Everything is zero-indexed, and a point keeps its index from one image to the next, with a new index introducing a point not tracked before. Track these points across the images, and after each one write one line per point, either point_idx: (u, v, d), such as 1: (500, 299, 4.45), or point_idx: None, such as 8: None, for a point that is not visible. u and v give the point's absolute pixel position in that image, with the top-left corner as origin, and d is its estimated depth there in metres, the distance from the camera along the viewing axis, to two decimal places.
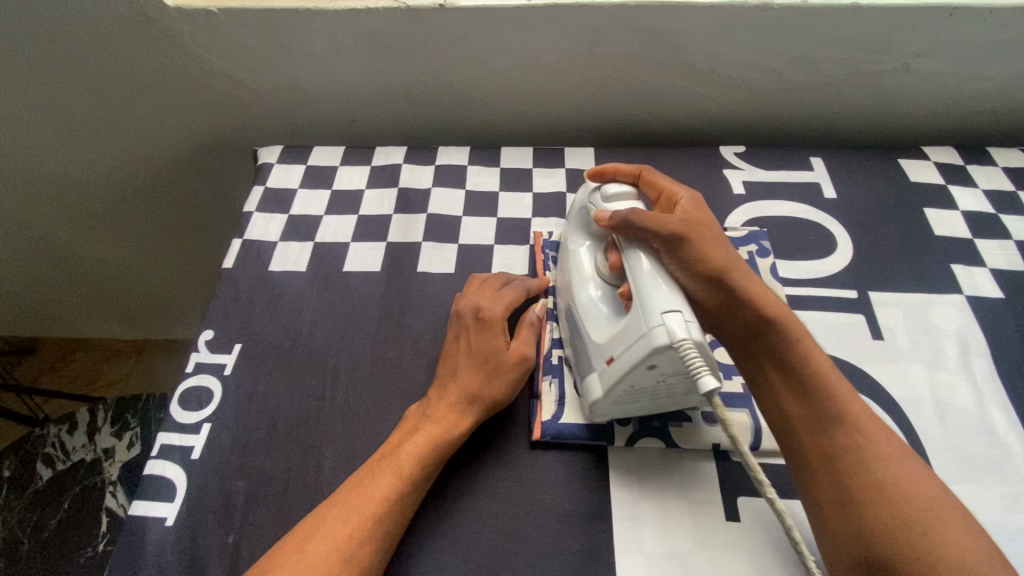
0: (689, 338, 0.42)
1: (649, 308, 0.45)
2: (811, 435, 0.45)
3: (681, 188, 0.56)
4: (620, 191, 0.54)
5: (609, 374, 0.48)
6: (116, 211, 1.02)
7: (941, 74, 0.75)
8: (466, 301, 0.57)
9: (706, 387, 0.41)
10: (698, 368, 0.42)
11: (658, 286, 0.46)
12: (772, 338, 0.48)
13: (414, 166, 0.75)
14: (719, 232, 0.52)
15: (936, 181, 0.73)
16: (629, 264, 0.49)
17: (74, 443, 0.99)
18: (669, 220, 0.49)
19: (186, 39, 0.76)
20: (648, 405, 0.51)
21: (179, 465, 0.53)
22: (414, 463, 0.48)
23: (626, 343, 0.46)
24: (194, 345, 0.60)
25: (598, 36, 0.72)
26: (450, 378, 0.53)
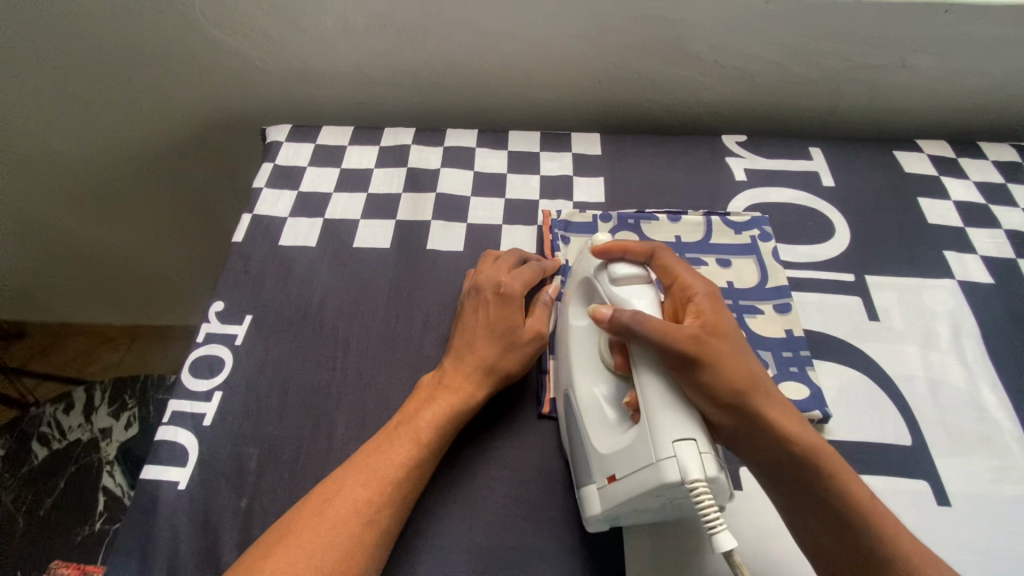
0: (703, 478, 0.39)
1: (659, 436, 0.41)
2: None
3: (693, 280, 0.49)
4: (628, 275, 0.49)
5: (609, 493, 0.44)
6: (117, 191, 1.01)
7: (935, 69, 0.77)
8: (483, 277, 0.57)
9: (721, 546, 0.38)
10: (713, 516, 0.38)
11: (669, 413, 0.41)
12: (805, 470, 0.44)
13: (422, 147, 0.76)
14: (739, 340, 0.47)
15: (930, 173, 0.76)
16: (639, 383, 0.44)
17: (71, 423, 0.99)
18: (679, 334, 0.43)
19: (195, 15, 0.76)
20: (650, 517, 0.47)
21: (191, 432, 0.53)
22: (432, 430, 0.49)
23: (631, 466, 0.42)
24: (205, 316, 0.61)
25: (606, 22, 0.74)
26: (467, 350, 0.54)
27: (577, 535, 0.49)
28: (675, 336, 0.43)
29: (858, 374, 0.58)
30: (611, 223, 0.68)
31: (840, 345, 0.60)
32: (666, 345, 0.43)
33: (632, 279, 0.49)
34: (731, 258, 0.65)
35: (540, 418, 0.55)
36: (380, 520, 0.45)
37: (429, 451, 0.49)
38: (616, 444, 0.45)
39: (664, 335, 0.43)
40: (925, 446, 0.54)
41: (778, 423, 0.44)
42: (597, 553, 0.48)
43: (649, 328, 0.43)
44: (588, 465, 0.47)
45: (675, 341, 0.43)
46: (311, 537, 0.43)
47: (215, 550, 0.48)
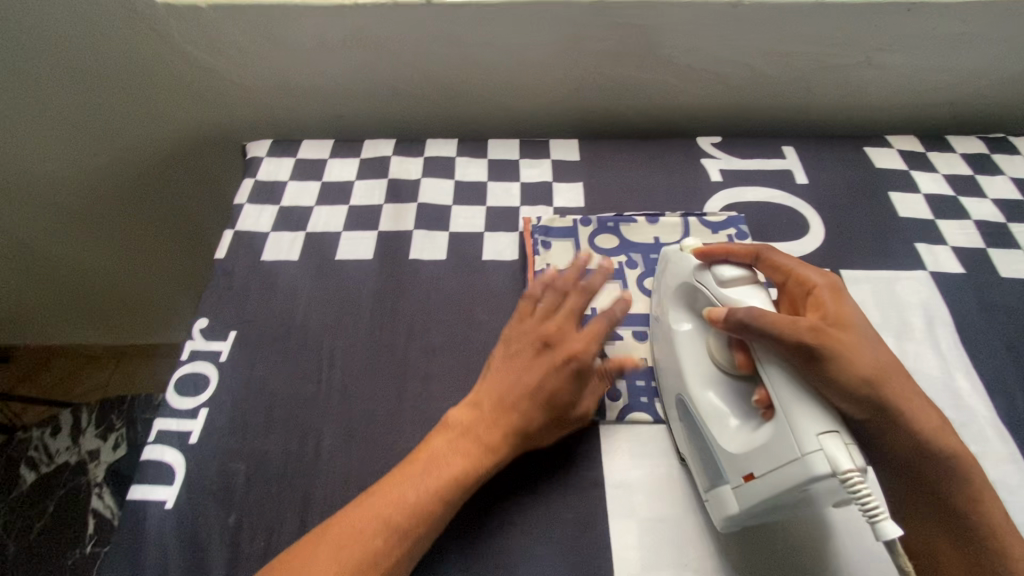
0: (855, 467, 0.38)
1: (802, 430, 0.40)
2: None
3: (810, 273, 0.49)
4: (736, 275, 0.49)
5: (749, 493, 0.43)
6: (99, 211, 1.01)
7: (901, 66, 0.80)
8: (556, 334, 0.53)
9: (885, 534, 0.37)
10: (874, 506, 0.37)
11: (809, 405, 0.40)
12: (934, 463, 0.44)
13: (403, 158, 0.77)
14: (866, 329, 0.46)
15: (900, 167, 0.77)
16: (767, 376, 0.43)
17: (58, 446, 0.98)
18: (804, 326, 0.43)
19: (172, 34, 0.77)
20: (773, 518, 0.46)
21: (177, 450, 0.53)
22: (455, 478, 0.48)
23: (771, 464, 0.41)
24: (189, 334, 0.61)
25: (580, 30, 0.75)
26: (515, 409, 0.51)
27: (565, 537, 0.49)
28: (803, 330, 0.43)
29: None
30: (592, 226, 0.69)
31: None
32: (794, 341, 0.42)
33: (740, 280, 0.49)
34: None
35: None
36: (398, 553, 0.44)
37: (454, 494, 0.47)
38: (749, 443, 0.44)
39: (791, 330, 0.43)
40: None
41: (910, 412, 0.44)
42: (586, 554, 0.48)
43: (774, 325, 0.43)
44: (719, 466, 0.47)
45: (803, 334, 0.43)
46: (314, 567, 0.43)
47: (204, 567, 0.48)
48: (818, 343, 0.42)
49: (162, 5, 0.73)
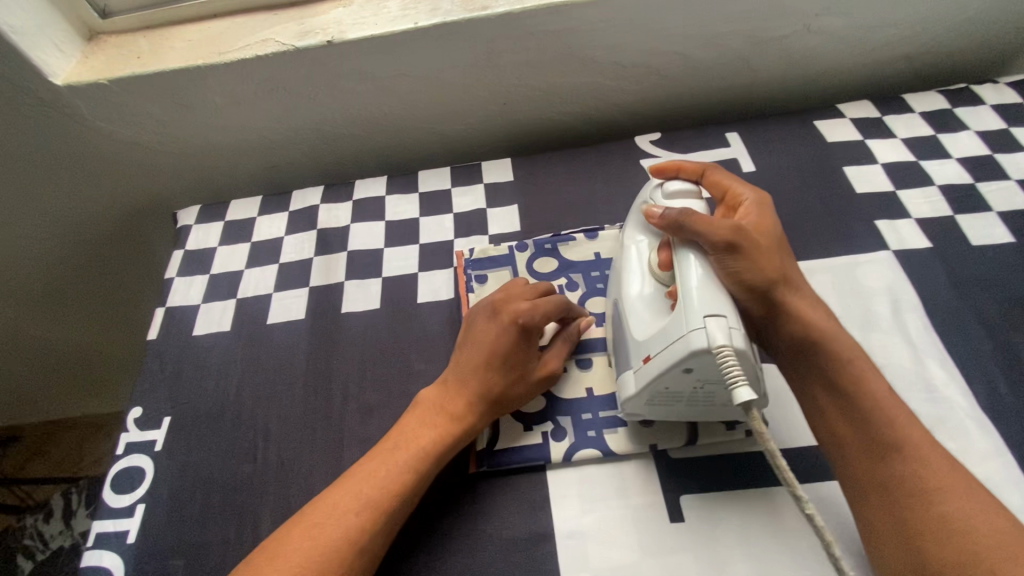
0: (728, 345, 0.42)
1: (691, 311, 0.44)
2: (873, 465, 0.45)
3: (745, 189, 0.55)
4: (681, 189, 0.53)
5: (644, 372, 0.47)
6: (58, 292, 1.00)
7: (843, 29, 0.74)
8: (506, 301, 0.54)
9: (740, 398, 0.41)
10: (734, 375, 0.41)
11: (703, 292, 0.45)
12: (821, 360, 0.49)
13: (331, 205, 0.74)
14: (776, 240, 0.53)
15: (854, 138, 0.72)
16: (679, 266, 0.48)
17: (52, 531, 1.00)
18: (723, 226, 0.48)
19: (83, 114, 0.74)
20: (684, 411, 0.50)
21: (115, 552, 0.52)
22: (420, 452, 0.49)
23: (664, 342, 0.46)
24: (124, 426, 0.59)
25: (494, 45, 0.71)
26: (472, 375, 0.52)
27: None
28: (720, 227, 0.48)
29: None
30: (528, 251, 0.66)
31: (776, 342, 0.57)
32: (712, 240, 0.47)
33: (684, 193, 0.53)
34: None
35: (471, 478, 0.53)
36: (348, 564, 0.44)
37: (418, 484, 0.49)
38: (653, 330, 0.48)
39: (710, 227, 0.48)
40: None
41: (806, 313, 0.51)
42: None
43: (698, 222, 0.48)
44: (629, 354, 0.51)
45: (719, 231, 0.48)
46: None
47: None
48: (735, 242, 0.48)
49: (64, 86, 0.71)
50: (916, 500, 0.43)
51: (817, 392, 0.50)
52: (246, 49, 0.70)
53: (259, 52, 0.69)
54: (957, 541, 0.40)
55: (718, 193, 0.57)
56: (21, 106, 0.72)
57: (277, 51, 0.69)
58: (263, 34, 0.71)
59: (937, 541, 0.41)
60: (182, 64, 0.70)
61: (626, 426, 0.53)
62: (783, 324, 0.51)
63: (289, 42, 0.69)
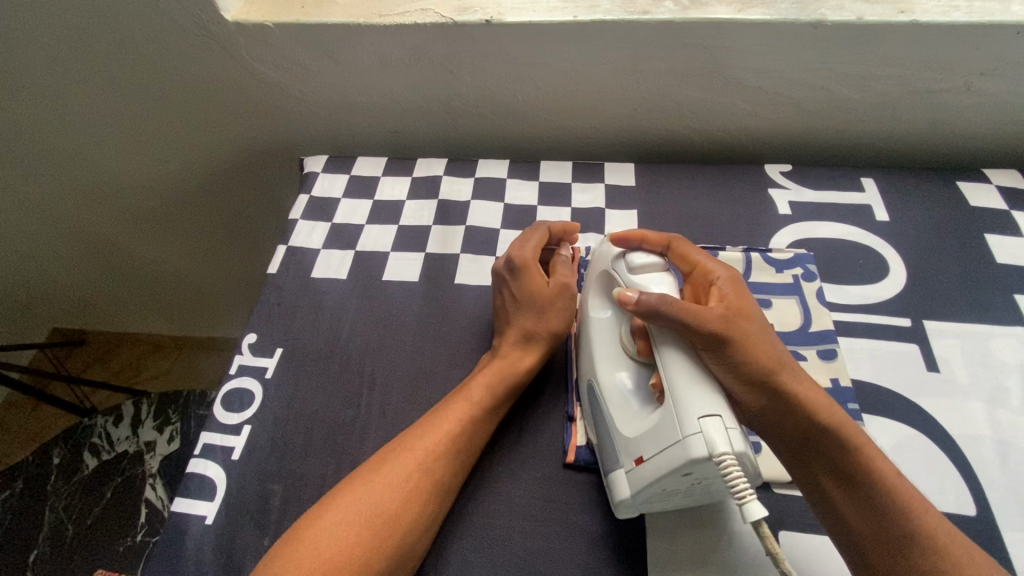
0: (731, 451, 0.40)
1: (684, 412, 0.42)
2: (881, 560, 0.42)
3: (715, 265, 0.54)
4: (646, 263, 0.52)
5: (638, 476, 0.45)
6: (167, 214, 1.07)
7: (1006, 93, 0.71)
8: (500, 262, 0.61)
9: (752, 515, 0.39)
10: (741, 487, 0.39)
11: (695, 392, 0.43)
12: (834, 448, 0.45)
13: (454, 178, 0.76)
14: (764, 323, 0.49)
15: (997, 206, 0.70)
16: (664, 360, 0.46)
17: (119, 435, 1.05)
18: (706, 315, 0.46)
19: (239, 50, 0.78)
20: (680, 501, 0.48)
21: (220, 465, 0.54)
22: (481, 391, 0.53)
23: (658, 445, 0.44)
24: (238, 348, 0.62)
25: (645, 50, 0.71)
26: (506, 324, 0.58)
27: None
28: (706, 318, 0.45)
29: (914, 433, 0.53)
30: None
31: (894, 398, 0.55)
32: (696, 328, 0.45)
33: (650, 268, 0.52)
34: (773, 299, 0.62)
35: (567, 469, 0.53)
36: (422, 497, 0.47)
37: (501, 397, 0.53)
38: (642, 428, 0.46)
39: (692, 316, 0.46)
40: (990, 515, 0.49)
41: (810, 396, 0.46)
42: None
43: (676, 311, 0.46)
44: (616, 452, 0.49)
45: (704, 320, 0.45)
46: (337, 515, 0.45)
47: None
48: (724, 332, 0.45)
49: (232, 23, 0.74)
50: None
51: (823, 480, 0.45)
52: (406, 16, 0.72)
53: (418, 20, 0.71)
54: None
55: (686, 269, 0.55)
56: (187, 35, 0.76)
57: (436, 21, 0.71)
58: (423, 3, 0.73)
59: None
60: (345, 20, 0.73)
61: None
62: (789, 412, 0.46)
63: (448, 16, 0.71)
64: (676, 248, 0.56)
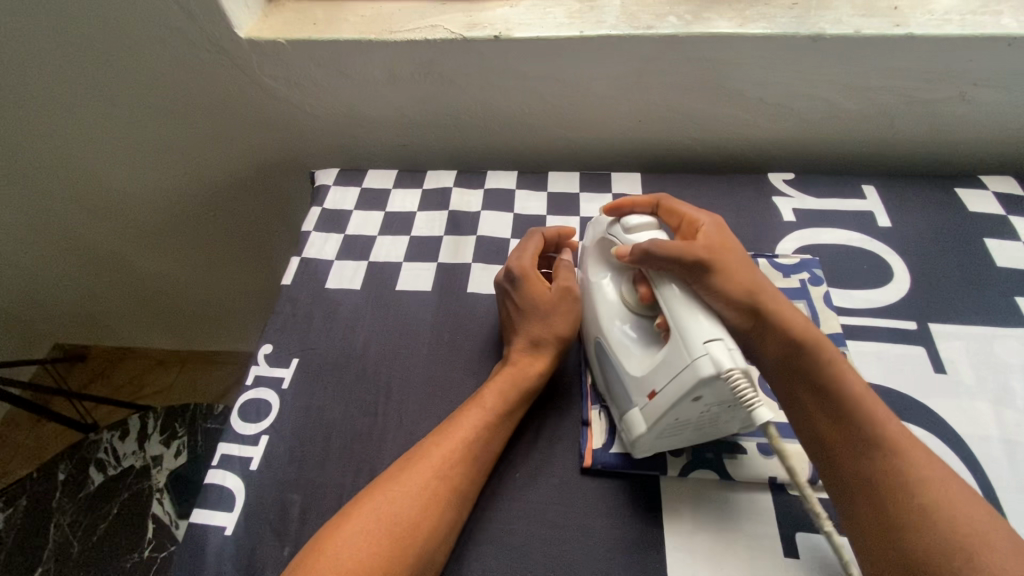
0: (737, 367, 0.42)
1: (689, 339, 0.45)
2: (849, 463, 0.44)
3: (701, 214, 0.58)
4: (642, 222, 0.55)
5: (653, 409, 0.47)
6: (175, 228, 1.08)
7: (1000, 103, 0.73)
8: (500, 276, 0.62)
9: (762, 418, 0.42)
10: (748, 396, 0.41)
11: (695, 321, 0.46)
12: (808, 365, 0.48)
13: (464, 189, 0.78)
14: (742, 257, 0.53)
15: (995, 212, 0.71)
16: (661, 296, 0.49)
17: (125, 450, 1.05)
18: (689, 248, 0.50)
19: (252, 66, 0.79)
20: (691, 435, 0.50)
21: (238, 475, 0.54)
22: (495, 397, 0.54)
23: (668, 375, 0.46)
24: (254, 359, 0.63)
25: (649, 64, 0.73)
26: (514, 333, 0.58)
27: None
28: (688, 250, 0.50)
29: (924, 433, 0.54)
30: None
31: (903, 399, 0.56)
32: (682, 259, 0.50)
33: (645, 227, 0.55)
34: None
35: (582, 474, 0.53)
36: (442, 504, 0.47)
37: (515, 402, 0.54)
38: (650, 364, 0.49)
39: (677, 250, 0.50)
40: (1002, 512, 0.50)
41: (782, 320, 0.50)
42: None
43: (663, 248, 0.50)
44: (629, 392, 0.51)
45: (688, 252, 0.50)
46: (360, 522, 0.45)
47: None
48: (704, 262, 0.50)
49: (245, 40, 0.76)
50: (895, 493, 0.41)
51: (801, 399, 0.48)
52: (416, 32, 0.74)
53: (429, 36, 0.73)
54: (943, 522, 0.39)
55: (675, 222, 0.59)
56: (201, 51, 0.78)
57: (445, 37, 0.73)
58: (433, 20, 0.75)
59: (919, 527, 0.39)
60: (357, 36, 0.74)
61: (747, 455, 0.53)
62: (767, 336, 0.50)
63: (457, 31, 0.73)
64: (665, 203, 0.60)
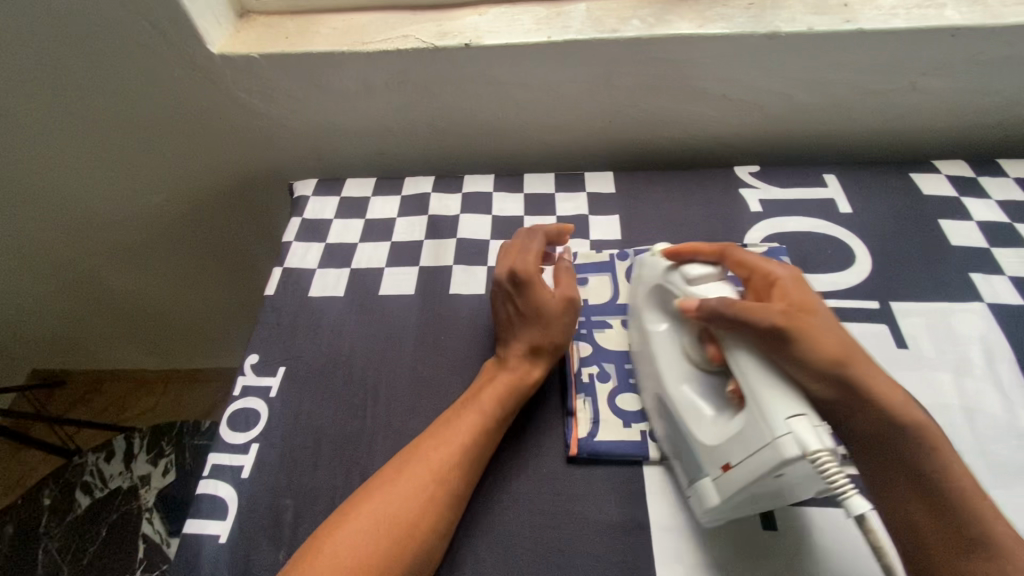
0: (823, 448, 0.40)
1: (768, 415, 0.42)
2: (948, 560, 0.43)
3: (775, 264, 0.53)
4: (704, 273, 0.52)
5: (729, 481, 0.45)
6: (154, 246, 1.07)
7: (947, 91, 0.77)
8: (503, 276, 0.62)
9: (855, 508, 0.39)
10: (841, 481, 0.39)
11: (774, 393, 0.43)
12: (901, 445, 0.45)
13: (442, 195, 0.79)
14: (827, 316, 0.49)
15: (949, 194, 0.75)
16: (734, 363, 0.46)
17: (112, 471, 1.03)
18: (766, 312, 0.46)
19: (227, 81, 0.80)
20: (767, 504, 0.48)
21: (230, 484, 0.55)
22: (494, 404, 0.55)
23: (746, 450, 0.44)
24: (241, 369, 0.63)
25: (616, 66, 0.75)
26: (513, 339, 0.59)
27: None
28: (767, 314, 0.46)
29: None
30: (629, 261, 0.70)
31: None
32: (760, 326, 0.46)
33: (706, 276, 0.52)
34: None
35: (569, 463, 0.55)
36: (439, 504, 0.48)
37: (512, 409, 0.56)
38: (724, 435, 0.46)
39: (756, 315, 0.46)
40: None
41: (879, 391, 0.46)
42: None
43: (739, 312, 0.46)
44: (699, 460, 0.49)
45: (765, 317, 0.46)
46: (360, 523, 0.46)
47: None
48: (786, 328, 0.45)
49: (218, 56, 0.77)
50: None
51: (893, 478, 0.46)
52: (389, 42, 0.76)
53: (401, 47, 0.75)
54: None
55: (743, 273, 0.54)
56: (175, 68, 0.78)
57: (417, 47, 0.75)
58: (404, 30, 0.77)
59: None
60: (330, 48, 0.76)
61: None
62: (862, 410, 0.46)
63: (429, 41, 0.75)
64: (731, 253, 0.54)
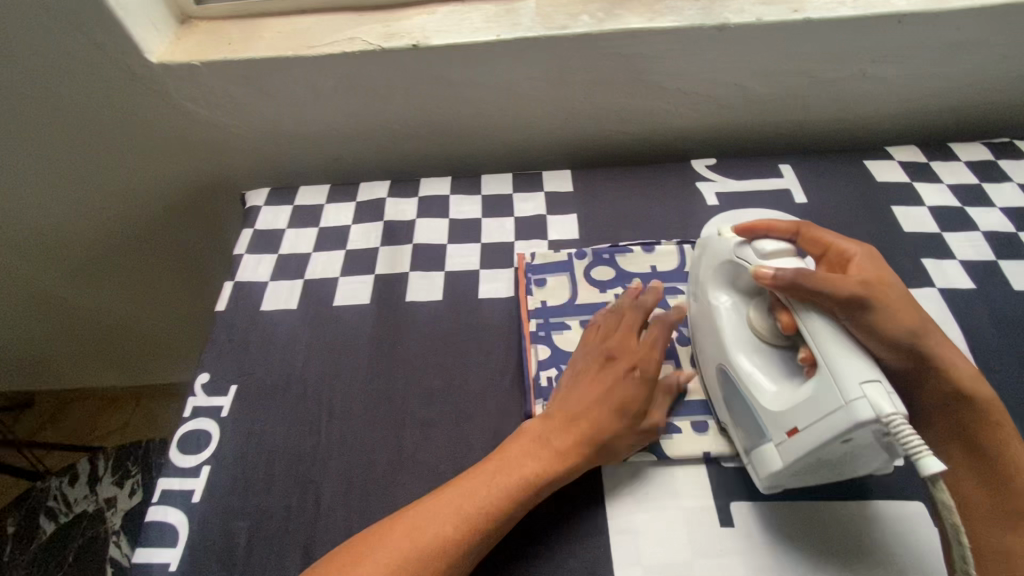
0: (897, 412, 0.40)
1: (842, 379, 0.42)
2: (991, 533, 0.45)
3: (849, 242, 0.52)
4: (779, 247, 0.50)
5: (791, 447, 0.45)
6: (109, 262, 1.04)
7: (896, 77, 0.78)
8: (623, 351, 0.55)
9: (929, 470, 0.38)
10: (915, 444, 0.39)
11: (848, 358, 0.43)
12: (965, 415, 0.48)
13: (398, 200, 0.78)
14: (902, 291, 0.49)
15: (901, 180, 0.76)
16: (808, 330, 0.45)
17: (76, 495, 1.01)
18: (846, 283, 0.45)
19: (169, 91, 0.78)
20: (824, 474, 0.48)
21: (180, 509, 0.53)
22: (535, 485, 0.49)
23: (815, 414, 0.43)
24: (190, 389, 0.62)
25: (567, 62, 0.75)
26: (583, 419, 0.52)
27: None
28: (845, 285, 0.45)
29: None
30: (587, 260, 0.69)
31: None
32: (840, 297, 0.45)
33: (783, 252, 0.50)
34: None
35: None
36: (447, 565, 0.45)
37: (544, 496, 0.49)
38: (790, 402, 0.46)
39: (834, 286, 0.45)
40: None
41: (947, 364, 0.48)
42: None
43: (820, 283, 0.45)
44: (760, 426, 0.48)
45: (844, 290, 0.45)
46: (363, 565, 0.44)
47: None
48: (866, 300, 0.45)
49: (157, 65, 0.74)
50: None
51: (951, 445, 0.49)
52: (334, 45, 0.74)
53: (347, 50, 0.73)
54: None
55: (817, 250, 0.53)
56: (113, 79, 0.76)
57: (363, 49, 0.73)
58: (349, 33, 0.75)
59: None
60: (273, 54, 0.74)
61: (682, 433, 0.55)
62: (934, 380, 0.48)
63: (376, 43, 0.73)
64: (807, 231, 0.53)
